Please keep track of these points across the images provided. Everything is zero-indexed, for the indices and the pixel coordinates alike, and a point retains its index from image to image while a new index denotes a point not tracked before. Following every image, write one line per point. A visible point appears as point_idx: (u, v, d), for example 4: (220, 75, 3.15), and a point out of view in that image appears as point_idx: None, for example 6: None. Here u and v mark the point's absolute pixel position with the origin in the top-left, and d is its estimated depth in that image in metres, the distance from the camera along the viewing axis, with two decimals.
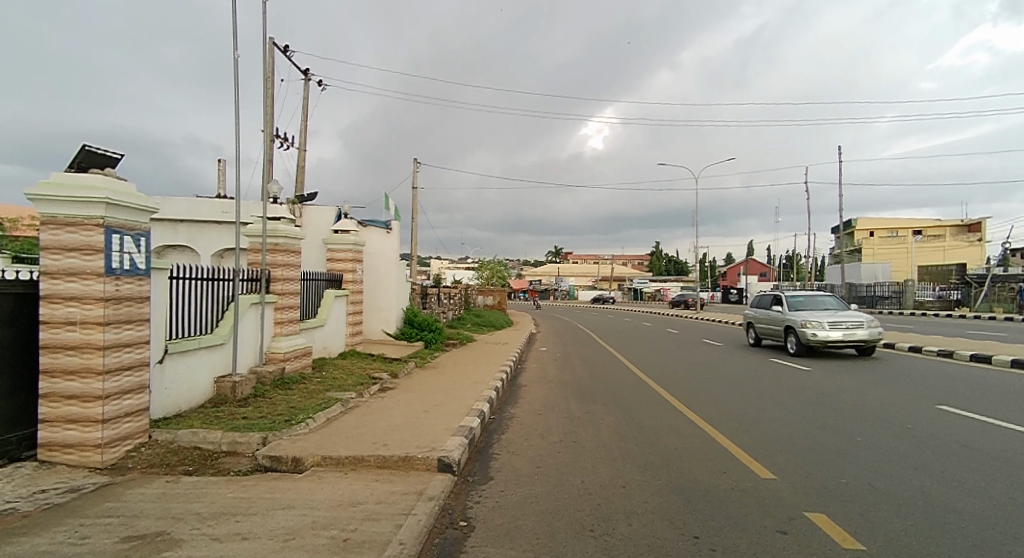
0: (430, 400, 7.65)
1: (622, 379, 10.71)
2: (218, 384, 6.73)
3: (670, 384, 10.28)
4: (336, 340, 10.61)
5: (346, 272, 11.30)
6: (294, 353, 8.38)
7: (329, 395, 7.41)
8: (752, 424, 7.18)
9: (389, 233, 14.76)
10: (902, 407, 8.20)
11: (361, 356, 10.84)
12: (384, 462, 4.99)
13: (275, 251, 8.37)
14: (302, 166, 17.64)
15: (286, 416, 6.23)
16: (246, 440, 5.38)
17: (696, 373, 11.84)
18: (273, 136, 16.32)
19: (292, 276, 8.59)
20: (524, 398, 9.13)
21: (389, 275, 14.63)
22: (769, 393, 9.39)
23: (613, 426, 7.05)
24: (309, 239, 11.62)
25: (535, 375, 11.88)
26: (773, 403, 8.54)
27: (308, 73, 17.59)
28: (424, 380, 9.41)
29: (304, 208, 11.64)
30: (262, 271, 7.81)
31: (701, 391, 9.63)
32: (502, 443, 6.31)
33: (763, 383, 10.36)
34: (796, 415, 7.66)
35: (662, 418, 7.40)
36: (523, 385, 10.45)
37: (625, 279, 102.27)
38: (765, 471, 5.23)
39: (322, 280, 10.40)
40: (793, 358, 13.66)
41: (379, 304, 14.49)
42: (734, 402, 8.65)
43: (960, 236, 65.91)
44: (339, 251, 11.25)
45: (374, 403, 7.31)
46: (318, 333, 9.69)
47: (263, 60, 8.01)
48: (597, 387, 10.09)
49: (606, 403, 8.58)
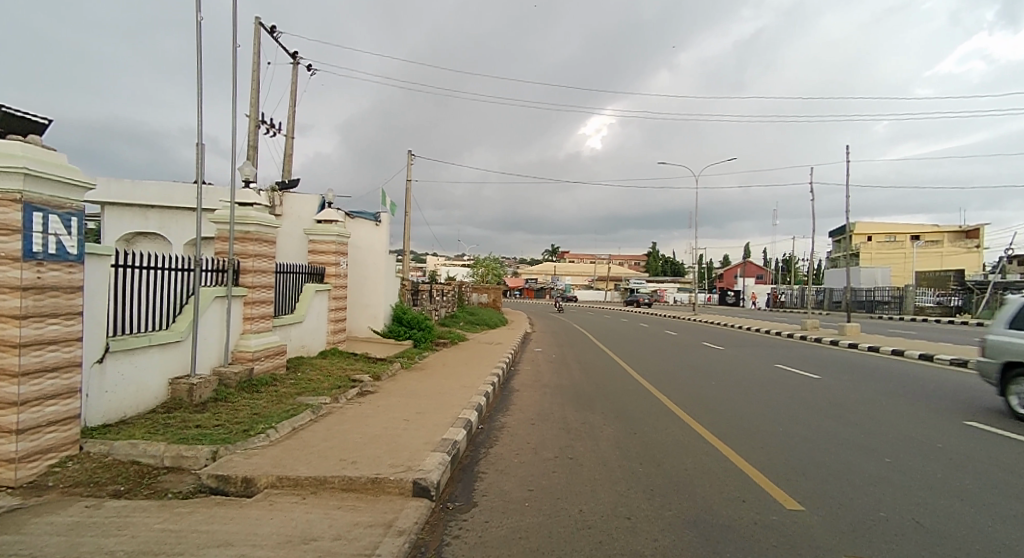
0: (412, 407, 6.93)
1: (623, 385, 9.99)
2: (173, 387, 6.03)
3: (673, 391, 9.61)
4: (316, 339, 9.88)
5: (328, 265, 10.55)
6: (265, 352, 7.65)
7: (300, 399, 6.70)
8: (769, 441, 6.48)
9: (378, 225, 13.94)
10: (924, 419, 7.57)
11: (343, 356, 10.11)
12: (350, 484, 4.29)
13: (244, 240, 7.57)
14: (289, 155, 16.88)
15: (245, 426, 5.50)
16: (193, 455, 4.67)
17: (699, 379, 11.19)
18: (259, 121, 15.56)
19: (264, 268, 7.82)
20: (516, 405, 8.40)
21: (377, 269, 13.89)
22: (781, 403, 8.69)
23: (614, 441, 6.33)
24: (289, 229, 10.83)
25: (529, 378, 11.19)
26: (787, 415, 7.84)
27: (296, 56, 16.82)
28: (408, 383, 8.68)
29: (285, 196, 10.83)
30: (229, 262, 7.04)
31: (708, 400, 8.92)
32: (490, 459, 5.61)
33: (773, 392, 9.67)
34: (813, 429, 7.01)
35: (668, 432, 6.70)
36: (516, 390, 9.74)
37: (622, 278, 101.70)
38: (792, 502, 4.54)
39: (302, 274, 9.65)
40: (800, 365, 12.97)
41: (366, 300, 13.77)
42: (743, 413, 8.00)
43: (959, 242, 65.52)
44: (321, 243, 10.49)
45: (349, 410, 6.58)
46: (294, 330, 8.95)
47: (234, 28, 7.24)
48: (595, 393, 9.40)
49: (605, 412, 7.91)
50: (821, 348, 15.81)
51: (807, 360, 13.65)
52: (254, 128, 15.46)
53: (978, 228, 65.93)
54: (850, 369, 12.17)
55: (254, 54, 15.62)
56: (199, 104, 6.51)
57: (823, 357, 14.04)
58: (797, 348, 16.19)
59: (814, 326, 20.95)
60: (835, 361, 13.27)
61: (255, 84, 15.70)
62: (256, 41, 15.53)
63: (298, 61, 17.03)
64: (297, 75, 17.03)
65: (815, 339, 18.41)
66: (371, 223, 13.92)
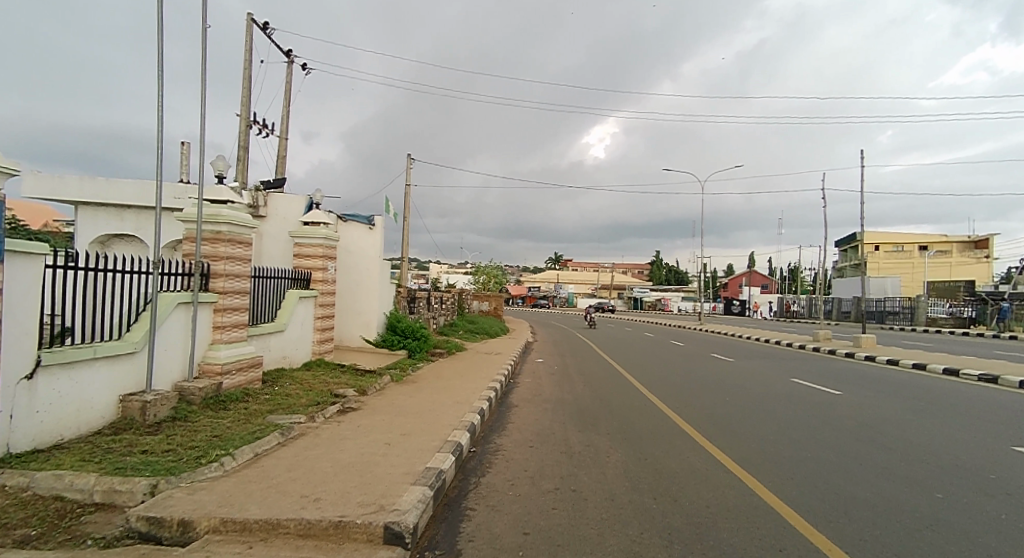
0: (396, 428, 6.20)
1: (629, 402, 9.25)
2: (124, 405, 5.35)
3: (684, 409, 8.87)
4: (300, 349, 9.20)
5: (315, 270, 9.86)
6: (237, 364, 6.95)
7: (270, 419, 6.00)
8: (798, 471, 5.72)
9: (372, 229, 13.28)
10: (969, 442, 6.79)
11: (329, 368, 9.40)
12: (308, 530, 3.57)
13: (214, 241, 6.81)
14: (282, 156, 16.28)
15: (199, 452, 4.79)
16: (128, 489, 3.96)
17: (711, 394, 10.43)
18: (250, 121, 15.01)
19: (238, 272, 7.10)
20: (513, 423, 7.66)
21: (370, 276, 13.21)
22: (802, 424, 7.95)
23: (622, 469, 5.60)
24: (274, 231, 10.16)
25: (528, 392, 10.45)
26: (813, 439, 7.08)
27: (290, 55, 16.30)
28: (396, 399, 7.94)
29: (270, 196, 10.17)
30: (196, 265, 6.35)
31: (723, 420, 8.16)
32: (480, 492, 4.88)
33: (792, 410, 8.92)
34: (845, 457, 6.23)
35: (683, 459, 5.96)
36: (514, 406, 9.01)
37: (626, 287, 100.96)
38: (840, 552, 3.81)
39: (284, 278, 8.96)
40: (817, 379, 12.20)
41: (359, 308, 13.09)
42: (765, 435, 7.23)
43: (968, 252, 64.44)
44: (308, 246, 9.80)
45: (324, 431, 5.86)
46: (273, 340, 8.25)
47: (204, 8, 6.60)
48: (599, 410, 8.66)
49: (610, 433, 7.17)
50: (837, 361, 15.05)
51: (823, 374, 12.88)
52: (245, 127, 14.86)
53: (988, 238, 65.06)
54: (872, 384, 11.39)
55: (247, 52, 15.10)
56: (160, 89, 5.84)
57: (841, 371, 13.27)
58: (811, 360, 15.42)
59: (827, 337, 20.20)
60: (854, 375, 12.50)
61: (247, 83, 15.12)
62: (248, 38, 15.02)
63: (292, 60, 16.48)
64: (292, 74, 16.46)
65: (829, 351, 17.63)
66: (364, 226, 13.24)
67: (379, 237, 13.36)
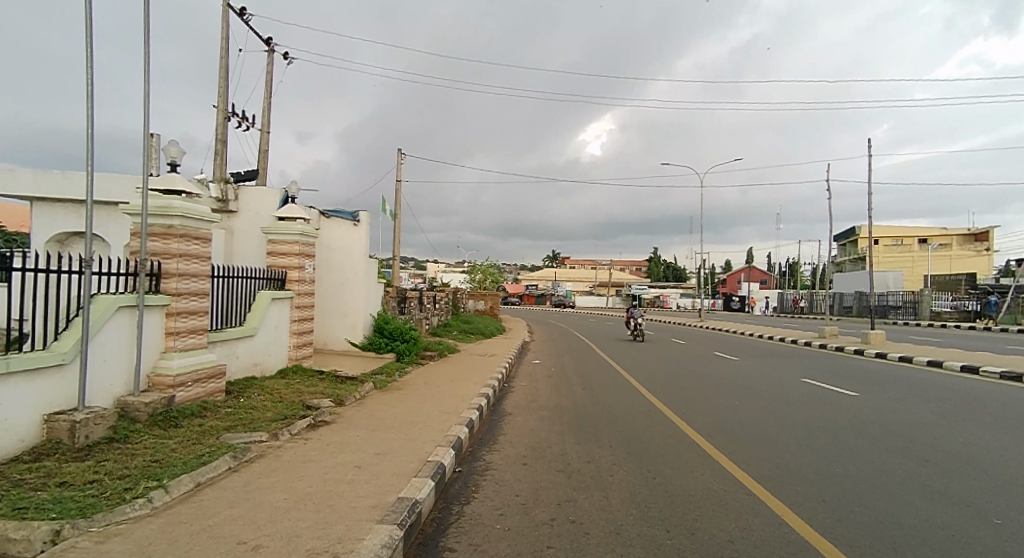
0: (369, 446, 5.46)
1: (632, 409, 8.54)
2: (49, 425, 4.58)
3: (692, 416, 8.16)
4: (274, 355, 8.46)
5: (291, 269, 9.09)
6: (195, 375, 6.20)
7: (225, 438, 5.25)
8: (832, 492, 5.00)
9: (357, 225, 12.46)
10: (1013, 451, 6.09)
11: (307, 375, 8.66)
12: None
13: (166, 237, 6.04)
14: (264, 151, 15.51)
15: (128, 484, 4.00)
16: (24, 536, 3.14)
17: (719, 399, 9.71)
18: (227, 113, 14.21)
19: (195, 271, 6.34)
20: (504, 436, 6.93)
21: (355, 275, 12.44)
22: (822, 432, 7.26)
23: (629, 492, 4.87)
24: (246, 228, 9.39)
25: (524, 398, 9.73)
26: (839, 449, 6.38)
27: (269, 43, 15.48)
28: (376, 410, 7.20)
29: (241, 189, 9.39)
30: (141, 263, 5.58)
31: (735, 428, 7.46)
32: (465, 526, 4.15)
33: (809, 416, 8.22)
34: (878, 472, 5.54)
35: (697, 479, 5.25)
36: (508, 414, 8.29)
37: (624, 284, 100.36)
38: None
39: (255, 278, 8.20)
40: (827, 379, 11.56)
41: (343, 309, 12.36)
42: (784, 446, 6.52)
43: (968, 245, 63.91)
44: (283, 244, 9.05)
45: (287, 452, 5.11)
46: (240, 346, 7.50)
47: None
48: (600, 418, 7.95)
49: (613, 446, 6.46)
50: (847, 359, 14.40)
51: (834, 374, 12.20)
52: (223, 120, 14.09)
53: (987, 231, 64.68)
54: (888, 384, 10.72)
55: (223, 40, 14.31)
56: (89, 61, 5.07)
57: (852, 370, 12.60)
58: (820, 358, 14.76)
59: (833, 334, 19.57)
60: (867, 375, 11.84)
61: (224, 73, 14.34)
62: (224, 25, 14.24)
63: (272, 49, 15.68)
64: (272, 64, 15.66)
65: (837, 348, 16.96)
66: (348, 223, 12.46)
67: (365, 234, 12.57)
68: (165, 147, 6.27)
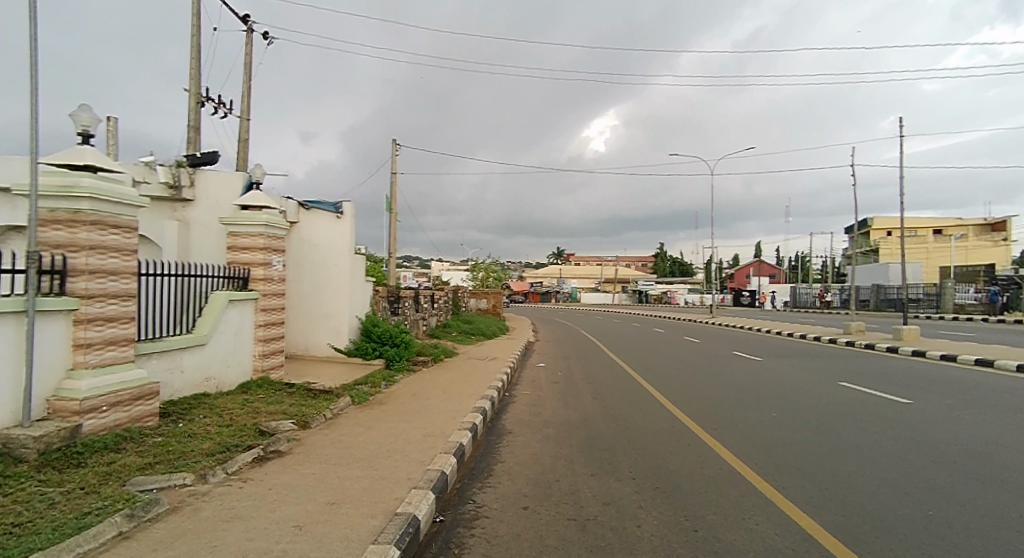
0: (322, 490, 4.21)
1: (653, 426, 7.25)
2: None
3: (725, 436, 6.89)
4: (233, 366, 7.23)
5: (255, 266, 7.82)
6: (115, 397, 4.97)
7: (132, 485, 4.00)
8: (938, 550, 3.75)
9: (340, 218, 11.21)
10: None
11: (272, 389, 7.43)
12: None
13: (71, 224, 4.78)
14: (243, 140, 14.29)
15: None
16: None
17: (751, 411, 8.43)
18: (200, 96, 13.02)
19: (115, 268, 5.10)
20: (502, 465, 5.68)
21: (339, 273, 11.21)
22: (891, 459, 5.98)
23: (667, 555, 3.63)
24: (205, 219, 8.14)
25: (526, 411, 8.48)
26: (922, 486, 5.09)
27: (247, 21, 14.28)
28: (348, 433, 5.96)
29: (198, 174, 8.13)
30: (31, 257, 4.34)
31: (782, 454, 6.19)
32: None
33: (865, 435, 6.94)
34: (988, 517, 4.27)
35: (753, 531, 4.01)
36: (507, 434, 7.04)
37: (630, 280, 98.99)
38: None
39: (207, 276, 6.97)
40: (868, 383, 10.28)
41: (324, 310, 11.18)
42: (848, 480, 5.26)
43: (984, 235, 62.10)
44: (245, 237, 7.80)
45: (211, 505, 3.85)
46: (185, 357, 6.26)
47: None
48: (615, 438, 6.71)
49: (636, 479, 5.21)
50: (883, 358, 13.12)
51: (875, 377, 10.90)
52: (195, 105, 12.88)
53: (1004, 220, 63.07)
54: (942, 390, 9.43)
55: (195, 17, 13.11)
56: None
57: (894, 372, 11.30)
58: (852, 358, 13.49)
59: (859, 330, 18.27)
60: (913, 378, 10.53)
61: (196, 54, 13.13)
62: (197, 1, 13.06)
63: (251, 29, 14.48)
64: (251, 44, 14.43)
65: (867, 346, 15.66)
66: (330, 215, 11.21)
67: (348, 228, 11.28)
68: (75, 112, 5.02)
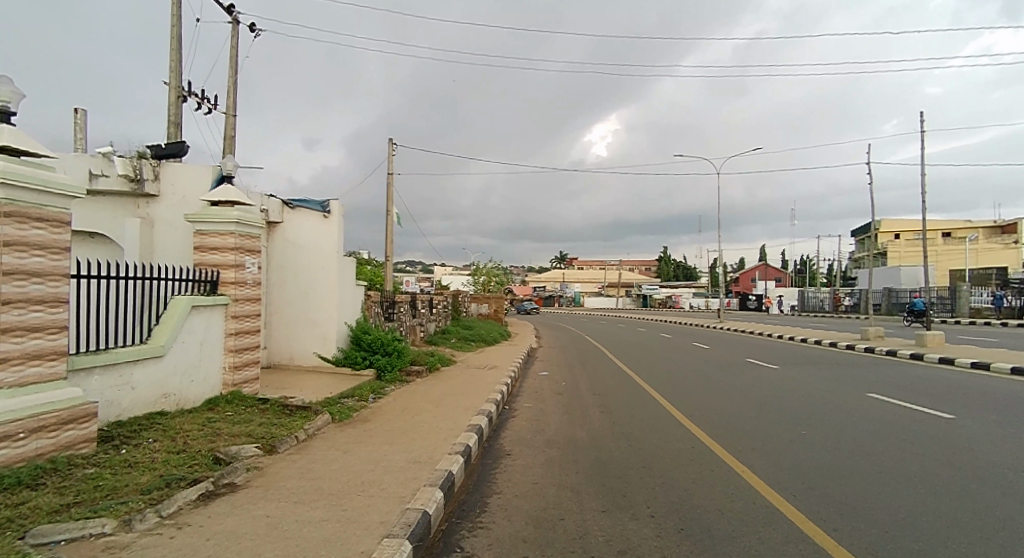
0: (272, 542, 3.39)
1: (670, 448, 6.42)
2: None
3: (753, 460, 6.04)
4: (197, 380, 6.44)
5: (225, 268, 7.04)
6: (36, 420, 4.14)
7: (30, 538, 3.17)
8: None
9: (327, 217, 10.43)
10: None
11: (242, 406, 6.63)
12: None
13: None
14: (229, 138, 13.58)
15: None
16: None
17: (777, 429, 7.58)
18: (181, 90, 12.28)
19: (38, 268, 4.32)
20: (498, 498, 4.86)
21: (326, 276, 10.42)
22: (951, 494, 5.14)
23: None
24: (170, 216, 7.48)
25: (527, 428, 7.66)
26: (1000, 528, 4.25)
27: (232, 12, 13.57)
28: (320, 460, 5.15)
29: (164, 167, 7.48)
30: None
31: (823, 486, 5.35)
32: None
33: (913, 459, 6.10)
34: None
35: None
36: (504, 457, 6.22)
37: (634, 284, 98.09)
38: None
39: (167, 279, 6.19)
40: (900, 395, 9.43)
41: (311, 317, 10.41)
42: (907, 520, 4.43)
43: (995, 237, 61.01)
44: (214, 236, 7.03)
45: None
46: (135, 372, 5.47)
47: None
48: (628, 462, 5.88)
49: (656, 518, 4.39)
50: (908, 367, 12.28)
51: (907, 388, 10.02)
52: (177, 99, 12.17)
53: (1014, 223, 62.07)
54: (986, 403, 8.56)
55: (175, 6, 12.40)
56: None
57: (926, 382, 10.43)
58: (875, 366, 12.64)
59: (877, 336, 17.41)
60: (950, 389, 9.65)
61: (178, 46, 12.45)
62: None
63: (236, 19, 13.75)
64: (237, 36, 13.70)
65: (889, 353, 14.81)
66: (317, 214, 10.44)
67: (337, 228, 10.45)
68: None
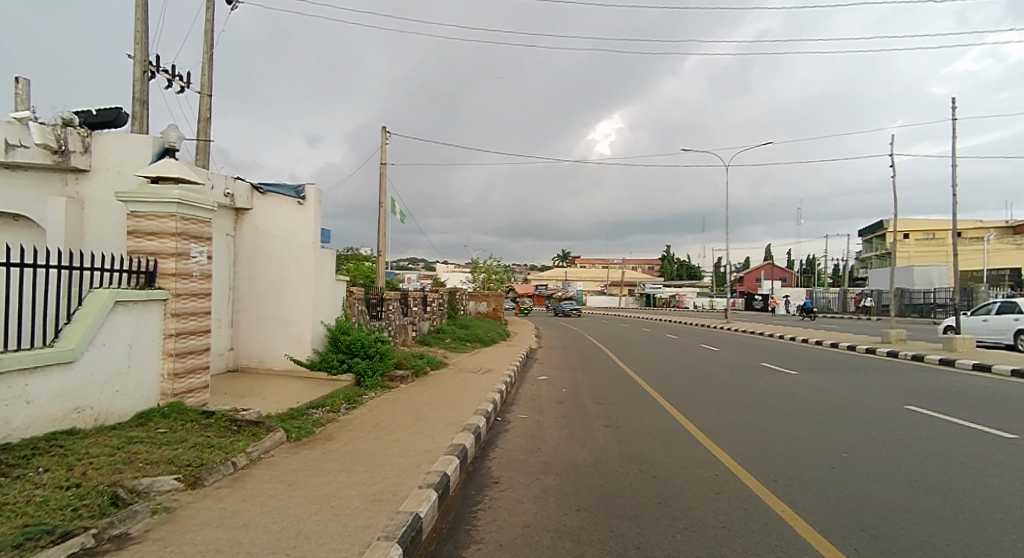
0: None
1: (690, 477, 5.32)
2: None
3: (794, 495, 4.94)
4: (123, 390, 5.38)
5: (165, 257, 5.97)
6: None
7: None
8: None
9: (301, 204, 9.34)
10: None
11: (179, 422, 5.56)
12: None
13: None
14: (203, 119, 12.52)
15: None
16: None
17: (812, 450, 6.48)
18: (148, 63, 11.20)
19: None
20: (477, 551, 3.77)
21: (299, 270, 9.33)
22: None
23: None
24: (102, 193, 7.11)
25: (519, 446, 6.58)
26: None
27: None
28: (253, 497, 4.07)
29: (96, 139, 7.11)
30: None
31: (891, 535, 4.23)
32: None
33: (992, 495, 4.97)
34: None
35: None
36: (490, 486, 5.14)
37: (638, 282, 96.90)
38: None
39: (87, 267, 5.13)
40: (946, 410, 8.29)
41: (281, 316, 9.38)
42: None
43: (1008, 238, 59.62)
44: (151, 218, 5.97)
45: None
46: (31, 382, 4.39)
47: None
48: (641, 496, 4.79)
49: None
50: (945, 375, 11.14)
51: (952, 400, 8.88)
52: (143, 74, 11.10)
53: None
54: None
55: None
56: None
57: (972, 394, 9.28)
58: (906, 373, 11.51)
59: (900, 339, 16.28)
60: (1004, 403, 8.50)
61: (144, 17, 11.38)
62: None
63: None
64: (213, 9, 12.59)
65: (917, 359, 13.66)
66: (290, 201, 9.35)
67: (312, 216, 9.35)
68: None
